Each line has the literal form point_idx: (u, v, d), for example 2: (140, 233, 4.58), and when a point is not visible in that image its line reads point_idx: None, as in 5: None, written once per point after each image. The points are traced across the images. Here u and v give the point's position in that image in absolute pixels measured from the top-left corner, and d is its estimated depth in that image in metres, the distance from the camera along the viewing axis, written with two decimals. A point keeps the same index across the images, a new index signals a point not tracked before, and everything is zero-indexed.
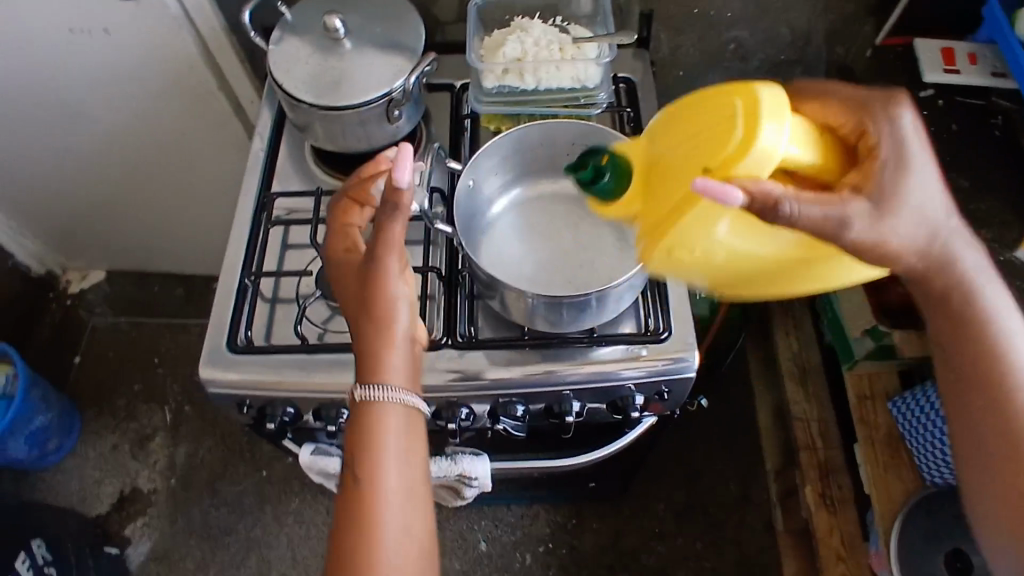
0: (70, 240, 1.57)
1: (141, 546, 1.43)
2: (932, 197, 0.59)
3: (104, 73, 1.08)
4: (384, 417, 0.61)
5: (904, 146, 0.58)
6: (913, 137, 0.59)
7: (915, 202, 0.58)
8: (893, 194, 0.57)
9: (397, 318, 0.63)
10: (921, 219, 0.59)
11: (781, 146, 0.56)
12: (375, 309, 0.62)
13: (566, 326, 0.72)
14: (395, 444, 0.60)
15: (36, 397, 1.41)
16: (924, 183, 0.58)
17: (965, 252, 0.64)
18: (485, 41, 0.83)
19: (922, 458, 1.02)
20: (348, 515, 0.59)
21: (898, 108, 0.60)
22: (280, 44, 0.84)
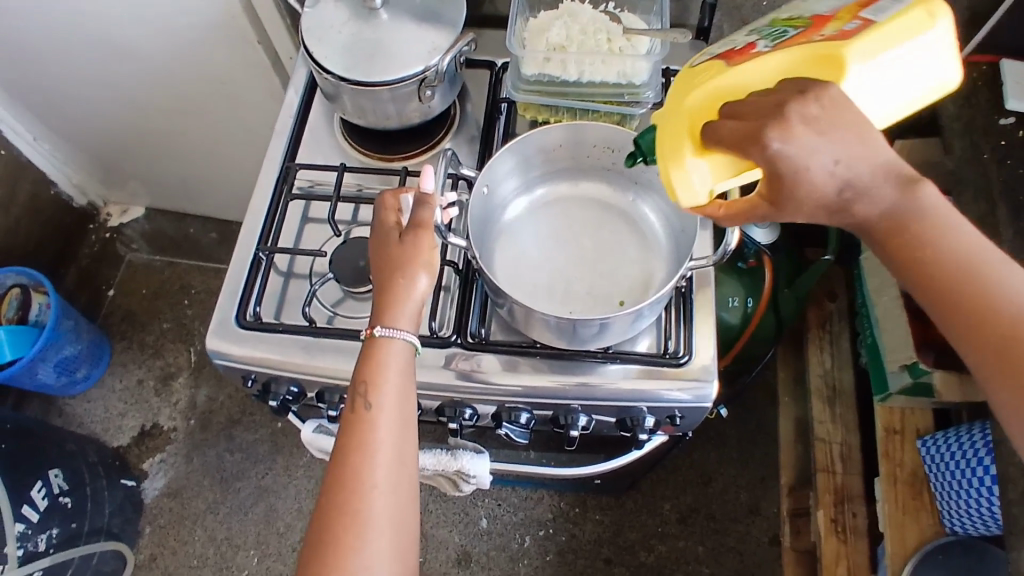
0: (112, 175, 1.59)
1: (156, 481, 1.48)
2: (822, 186, 0.52)
3: (145, 16, 1.06)
4: (382, 378, 0.62)
5: (785, 164, 0.51)
6: (792, 151, 0.51)
7: (807, 196, 0.53)
8: (790, 196, 0.53)
9: (418, 284, 0.65)
10: (819, 199, 0.53)
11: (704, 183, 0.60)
12: (404, 274, 0.65)
13: (588, 343, 0.70)
14: (389, 406, 0.61)
15: (67, 327, 1.45)
16: (807, 177, 0.52)
17: (863, 189, 0.53)
18: (530, 22, 0.77)
19: (944, 504, 0.98)
20: (332, 505, 0.58)
21: (771, 130, 0.51)
22: (316, 8, 0.80)
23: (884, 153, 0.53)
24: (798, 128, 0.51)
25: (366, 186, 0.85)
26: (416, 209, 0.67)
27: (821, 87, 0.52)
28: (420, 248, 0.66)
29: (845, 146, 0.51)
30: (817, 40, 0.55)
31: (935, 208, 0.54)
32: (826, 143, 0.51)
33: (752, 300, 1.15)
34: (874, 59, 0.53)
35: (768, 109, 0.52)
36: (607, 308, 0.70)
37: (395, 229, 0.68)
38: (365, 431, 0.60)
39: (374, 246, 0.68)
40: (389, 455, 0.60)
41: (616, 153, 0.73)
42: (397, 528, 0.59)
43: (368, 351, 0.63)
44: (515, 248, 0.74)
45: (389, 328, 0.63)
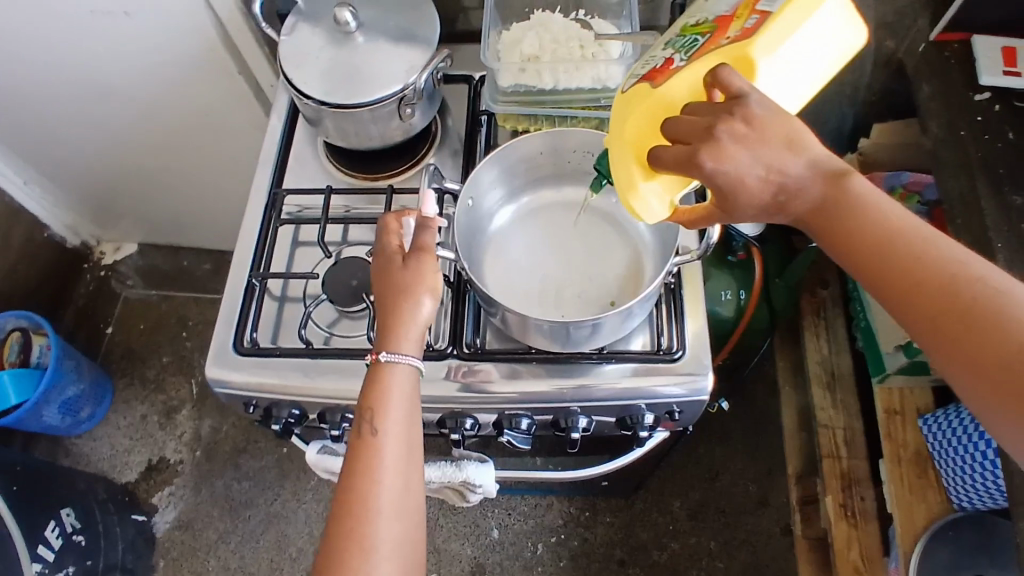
0: (103, 213, 1.60)
1: (166, 515, 1.48)
2: (757, 192, 0.55)
3: (126, 54, 1.08)
4: (387, 404, 0.62)
5: (722, 179, 0.54)
6: (724, 168, 0.54)
7: (744, 203, 0.56)
8: (732, 204, 0.56)
9: (422, 308, 0.65)
10: (759, 202, 0.56)
11: (659, 199, 0.62)
12: (410, 298, 0.65)
13: (582, 345, 0.71)
14: (394, 431, 0.61)
15: (68, 367, 1.45)
16: (742, 187, 0.55)
17: (800, 188, 0.56)
18: (504, 35, 0.79)
19: (950, 480, 0.98)
20: (340, 531, 0.59)
21: (704, 153, 0.54)
22: (293, 34, 0.81)
23: (808, 153, 0.55)
24: (729, 147, 0.53)
25: (353, 207, 0.86)
26: (417, 233, 0.67)
27: (746, 105, 0.54)
28: (424, 272, 0.66)
29: (771, 154, 0.54)
30: (725, 45, 0.57)
31: (864, 192, 0.55)
32: (753, 156, 0.54)
33: (744, 292, 1.16)
34: (776, 51, 0.56)
35: (699, 132, 0.54)
36: (598, 308, 0.71)
37: (397, 254, 0.68)
38: (371, 457, 0.60)
39: (376, 272, 0.68)
40: (394, 479, 0.60)
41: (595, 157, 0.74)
42: (404, 553, 0.59)
43: (373, 377, 0.64)
44: (501, 256, 0.75)
45: (394, 353, 0.63)
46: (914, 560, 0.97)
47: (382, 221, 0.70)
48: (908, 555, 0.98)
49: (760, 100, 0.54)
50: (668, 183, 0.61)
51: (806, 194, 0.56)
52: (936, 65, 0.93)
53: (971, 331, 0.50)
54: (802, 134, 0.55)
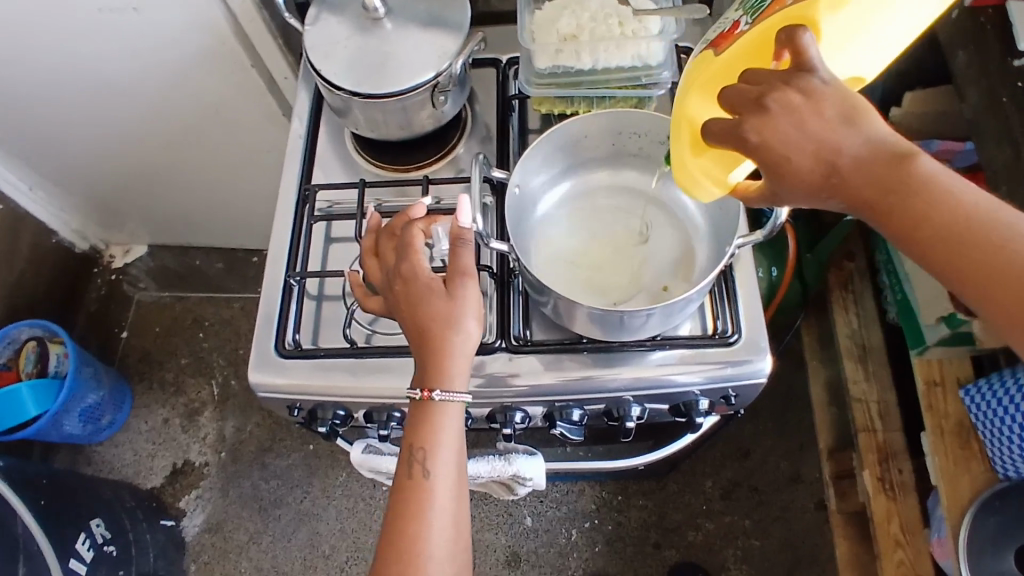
0: (111, 215, 1.57)
1: (195, 518, 1.47)
2: (806, 172, 0.52)
3: (135, 51, 1.04)
4: (439, 445, 0.63)
5: (768, 153, 0.52)
6: (767, 138, 0.51)
7: (791, 182, 0.53)
8: (777, 182, 0.53)
9: (470, 335, 0.64)
10: (808, 182, 0.52)
11: (711, 180, 0.63)
12: (460, 330, 0.63)
13: (636, 334, 0.68)
14: (444, 474, 0.63)
15: (87, 374, 1.43)
16: (785, 160, 0.52)
17: (860, 170, 0.51)
18: (538, 15, 0.75)
19: (995, 450, 0.97)
20: (393, 564, 0.61)
21: (749, 125, 0.52)
22: (317, 25, 0.79)
23: (868, 131, 0.51)
24: (778, 119, 0.51)
25: (384, 200, 0.83)
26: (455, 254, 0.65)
27: (804, 77, 0.51)
28: (465, 296, 0.64)
29: (824, 130, 0.51)
30: (788, 4, 0.54)
31: (934, 175, 0.50)
32: (806, 132, 0.51)
33: (776, 269, 1.16)
34: (840, 11, 0.53)
35: (749, 103, 0.52)
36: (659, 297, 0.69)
37: (436, 280, 0.65)
38: (422, 499, 0.62)
39: (411, 297, 0.65)
40: (443, 522, 0.62)
41: (642, 138, 0.72)
42: None
43: (421, 415, 0.64)
44: (552, 241, 0.73)
45: (443, 390, 0.63)
46: (962, 534, 0.96)
47: (414, 242, 0.66)
48: (956, 530, 0.97)
49: (824, 71, 0.51)
50: (716, 162, 0.61)
51: (866, 169, 0.51)
52: (971, 31, 0.90)
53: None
54: (864, 110, 0.51)
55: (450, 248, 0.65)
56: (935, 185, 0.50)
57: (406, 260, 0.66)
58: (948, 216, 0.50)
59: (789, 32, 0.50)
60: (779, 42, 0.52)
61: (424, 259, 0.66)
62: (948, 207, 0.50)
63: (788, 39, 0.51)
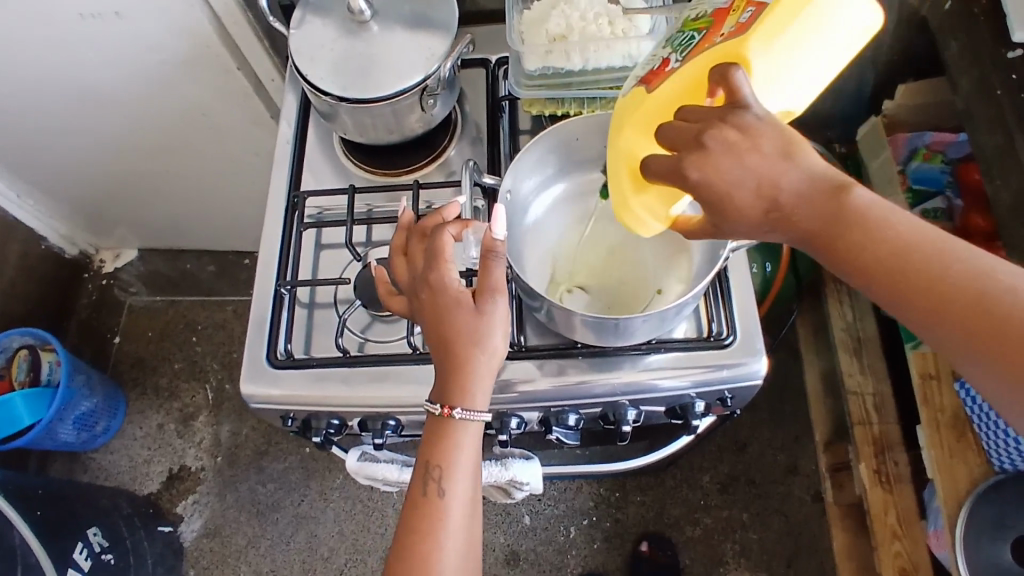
0: (100, 221, 1.55)
1: (193, 523, 1.47)
2: (746, 206, 0.51)
3: (118, 56, 1.03)
4: (455, 465, 0.63)
5: (707, 189, 0.51)
6: (709, 176, 0.50)
7: (736, 218, 0.52)
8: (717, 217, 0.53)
9: (497, 352, 0.63)
10: (748, 216, 0.52)
11: (652, 218, 0.61)
12: (485, 348, 0.62)
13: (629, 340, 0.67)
14: (460, 493, 0.63)
15: (79, 382, 1.42)
16: (723, 195, 0.51)
17: (798, 204, 0.51)
18: (526, 15, 0.74)
19: (991, 443, 0.97)
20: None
21: (690, 163, 0.51)
22: (301, 28, 0.77)
23: (803, 165, 0.51)
24: (717, 156, 0.50)
25: (375, 206, 0.83)
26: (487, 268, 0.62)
27: (740, 114, 0.50)
28: (494, 311, 0.63)
29: (762, 165, 0.50)
30: (718, 43, 0.53)
31: (868, 205, 0.50)
32: (745, 167, 0.50)
33: (770, 264, 1.15)
34: (772, 45, 0.50)
35: (687, 140, 0.51)
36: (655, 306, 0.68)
37: (464, 293, 0.63)
38: (437, 518, 0.62)
39: (438, 310, 0.63)
40: (457, 539, 0.63)
41: None
42: None
43: (437, 433, 0.63)
44: (548, 248, 0.72)
45: (466, 409, 0.62)
46: (959, 527, 0.96)
47: (445, 251, 0.64)
48: (953, 523, 0.98)
49: (757, 107, 0.50)
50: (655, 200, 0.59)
51: (802, 204, 0.51)
52: (965, 23, 0.89)
53: (996, 330, 0.47)
54: (800, 143, 0.51)
55: (483, 261, 0.63)
56: (870, 218, 0.50)
57: (434, 269, 0.64)
58: (886, 247, 0.50)
59: (723, 71, 0.50)
60: (712, 81, 0.51)
61: (452, 269, 0.64)
62: (885, 238, 0.50)
63: (721, 77, 0.50)
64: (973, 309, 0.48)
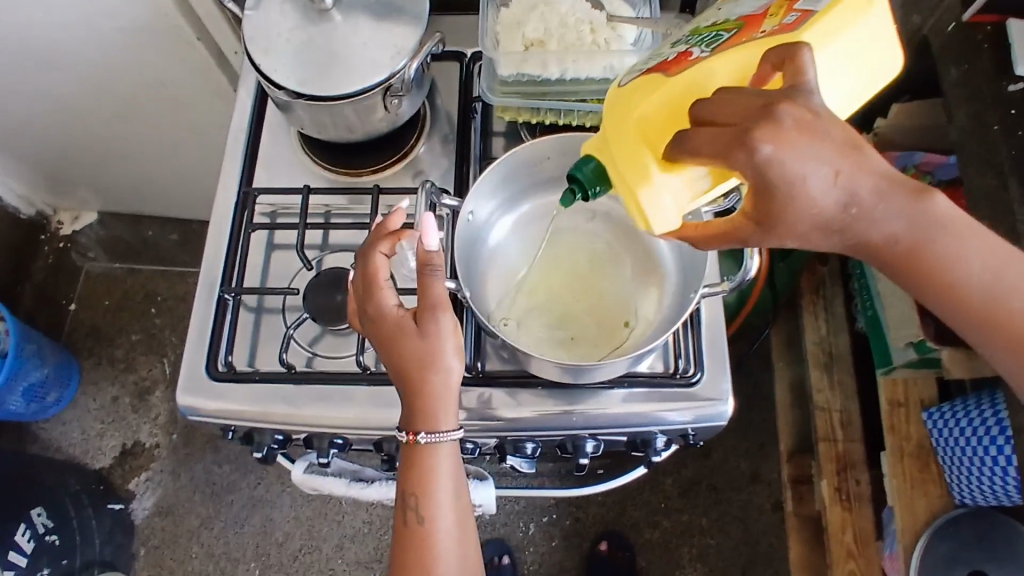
0: (55, 182, 1.47)
1: (145, 501, 1.43)
2: (817, 202, 0.46)
3: (65, 18, 0.95)
4: (433, 490, 0.60)
5: (776, 172, 0.44)
6: (783, 156, 0.44)
7: (803, 215, 0.46)
8: (777, 211, 0.46)
9: (452, 373, 0.59)
10: (817, 213, 0.46)
11: (671, 212, 0.53)
12: (439, 370, 0.58)
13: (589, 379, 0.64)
14: (444, 517, 0.60)
15: (30, 352, 1.36)
16: (798, 183, 0.45)
17: (871, 204, 0.47)
18: (501, 15, 0.68)
19: (953, 476, 0.96)
20: None
21: (760, 134, 0.44)
22: (257, 11, 0.71)
23: (876, 160, 0.46)
24: (792, 132, 0.44)
25: (334, 206, 0.78)
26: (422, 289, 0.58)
27: (810, 94, 0.45)
28: (441, 334, 0.59)
29: (838, 154, 0.45)
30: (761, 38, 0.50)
31: (942, 212, 0.49)
32: (818, 156, 0.44)
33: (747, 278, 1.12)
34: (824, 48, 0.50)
35: (755, 110, 0.45)
36: (623, 343, 0.65)
37: (406, 315, 0.59)
38: (425, 545, 0.60)
39: (382, 339, 0.59)
40: (451, 562, 0.61)
41: None
42: None
43: (411, 461, 0.60)
44: (508, 272, 0.68)
45: (429, 434, 0.59)
46: (914, 556, 0.95)
47: (378, 275, 0.60)
48: (909, 552, 0.97)
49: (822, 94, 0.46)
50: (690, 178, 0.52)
51: (876, 206, 0.47)
52: (966, 49, 0.85)
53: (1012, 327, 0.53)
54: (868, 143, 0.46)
55: (419, 277, 0.58)
56: (935, 227, 0.49)
57: (371, 297, 0.60)
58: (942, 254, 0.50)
59: (796, 48, 0.46)
60: (776, 60, 0.47)
61: (391, 292, 0.60)
62: (943, 245, 0.50)
63: (785, 55, 0.46)
64: (989, 303, 0.53)
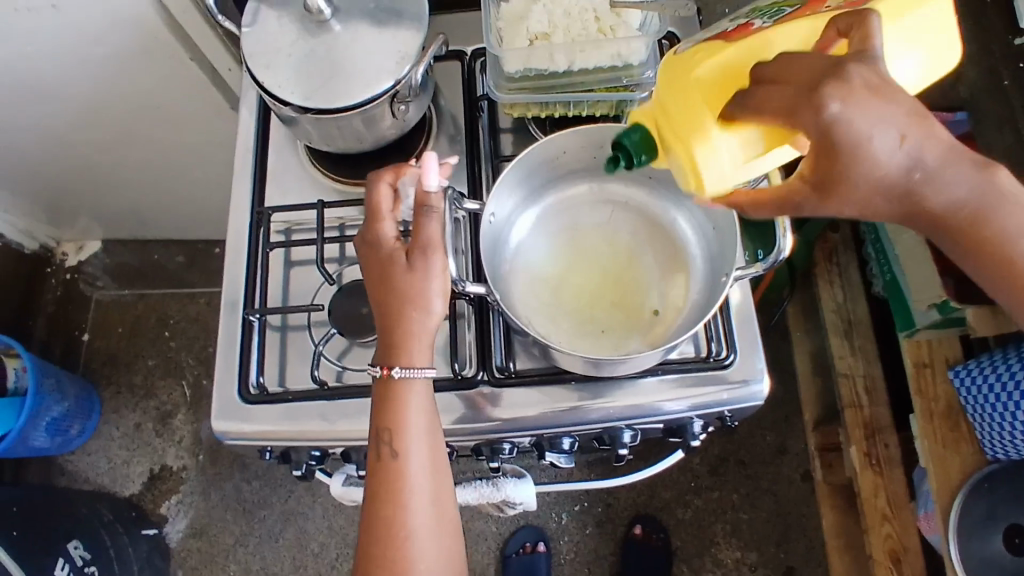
0: (57, 213, 1.47)
1: (178, 523, 1.44)
2: (885, 170, 0.43)
3: (57, 50, 0.94)
4: (406, 424, 0.58)
5: (844, 134, 0.41)
6: (852, 113, 0.41)
7: (866, 178, 0.43)
8: (841, 180, 0.43)
9: (431, 313, 0.59)
10: (879, 184, 0.43)
11: (723, 171, 0.53)
12: (420, 307, 0.59)
13: (618, 371, 0.64)
14: (417, 452, 0.58)
15: (49, 386, 1.35)
16: (866, 149, 0.42)
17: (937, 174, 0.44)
18: (504, 9, 0.67)
19: (984, 433, 0.96)
20: (371, 553, 0.57)
21: (832, 90, 0.41)
22: (255, 27, 0.70)
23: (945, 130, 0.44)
24: (860, 92, 0.41)
25: (349, 219, 0.77)
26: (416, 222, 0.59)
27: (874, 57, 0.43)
28: (426, 270, 0.59)
29: (906, 121, 0.42)
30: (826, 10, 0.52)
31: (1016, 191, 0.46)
32: (890, 112, 0.42)
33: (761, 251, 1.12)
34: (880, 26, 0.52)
35: (825, 68, 0.43)
36: (655, 333, 0.65)
37: (399, 250, 0.61)
38: (397, 481, 0.58)
39: (373, 270, 0.61)
40: (424, 501, 0.58)
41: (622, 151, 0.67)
42: (442, 564, 0.58)
43: (387, 395, 0.59)
44: (532, 272, 0.67)
45: (399, 368, 0.58)
46: (952, 516, 0.96)
47: (378, 206, 0.62)
48: (947, 511, 0.97)
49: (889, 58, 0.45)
50: (749, 139, 0.52)
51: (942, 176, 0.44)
52: None
53: None
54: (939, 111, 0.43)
55: (415, 218, 0.59)
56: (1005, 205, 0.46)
57: (372, 227, 0.62)
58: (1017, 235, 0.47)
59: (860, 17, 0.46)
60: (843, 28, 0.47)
61: (391, 225, 0.62)
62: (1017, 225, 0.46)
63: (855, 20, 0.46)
64: None
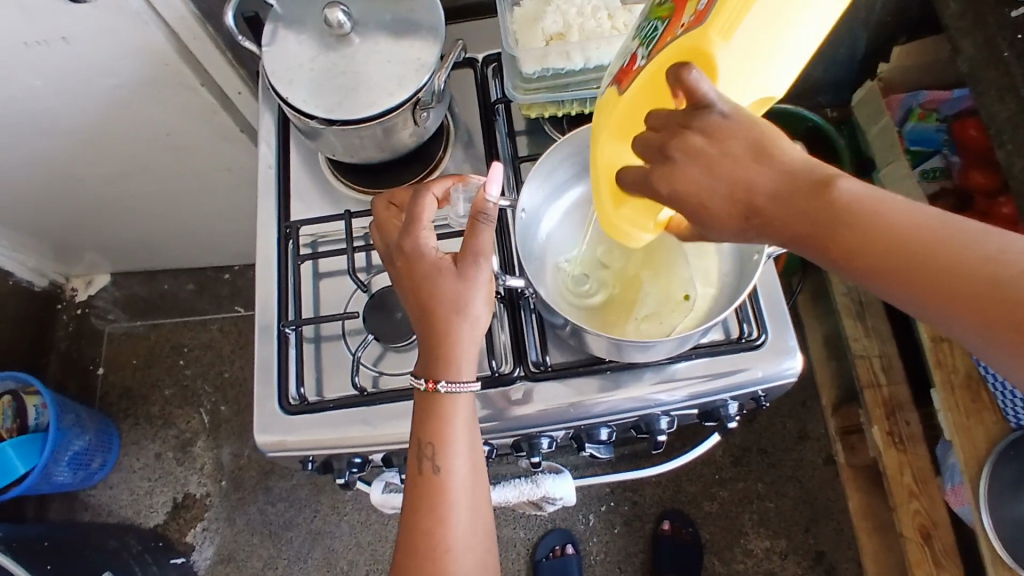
0: (66, 249, 1.47)
1: (205, 551, 1.44)
2: (723, 214, 0.46)
3: (69, 84, 0.95)
4: (450, 438, 0.59)
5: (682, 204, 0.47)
6: (679, 189, 0.47)
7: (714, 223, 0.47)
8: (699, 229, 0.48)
9: (479, 318, 0.60)
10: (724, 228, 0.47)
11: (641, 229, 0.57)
12: (467, 316, 0.60)
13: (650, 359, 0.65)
14: (460, 468, 0.59)
15: (69, 421, 1.35)
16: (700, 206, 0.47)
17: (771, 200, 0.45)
18: (517, 13, 0.70)
19: (1006, 400, 0.97)
20: (409, 564, 0.58)
21: (658, 177, 0.47)
22: (275, 45, 0.71)
23: (781, 162, 0.45)
24: (684, 168, 0.46)
25: None
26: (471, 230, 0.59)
27: (705, 117, 0.45)
28: (473, 279, 0.60)
29: (736, 169, 0.45)
30: (679, 35, 0.46)
31: (850, 195, 0.43)
32: (717, 174, 0.45)
33: None
34: (735, 37, 0.44)
35: (654, 151, 0.47)
36: (691, 318, 0.65)
37: (444, 258, 0.61)
38: (438, 494, 0.59)
39: (416, 279, 0.61)
40: (463, 512, 0.59)
41: None
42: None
43: (429, 407, 0.60)
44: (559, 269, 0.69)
45: (450, 381, 0.59)
46: (981, 485, 0.97)
47: (423, 215, 0.63)
48: (976, 480, 0.98)
49: (723, 103, 0.45)
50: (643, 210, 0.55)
51: (771, 200, 0.45)
52: None
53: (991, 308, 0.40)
54: (775, 140, 0.45)
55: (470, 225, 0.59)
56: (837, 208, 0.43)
57: (411, 234, 0.62)
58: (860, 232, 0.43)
59: (675, 75, 0.44)
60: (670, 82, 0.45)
61: (429, 234, 0.63)
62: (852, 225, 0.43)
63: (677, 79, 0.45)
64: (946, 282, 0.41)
